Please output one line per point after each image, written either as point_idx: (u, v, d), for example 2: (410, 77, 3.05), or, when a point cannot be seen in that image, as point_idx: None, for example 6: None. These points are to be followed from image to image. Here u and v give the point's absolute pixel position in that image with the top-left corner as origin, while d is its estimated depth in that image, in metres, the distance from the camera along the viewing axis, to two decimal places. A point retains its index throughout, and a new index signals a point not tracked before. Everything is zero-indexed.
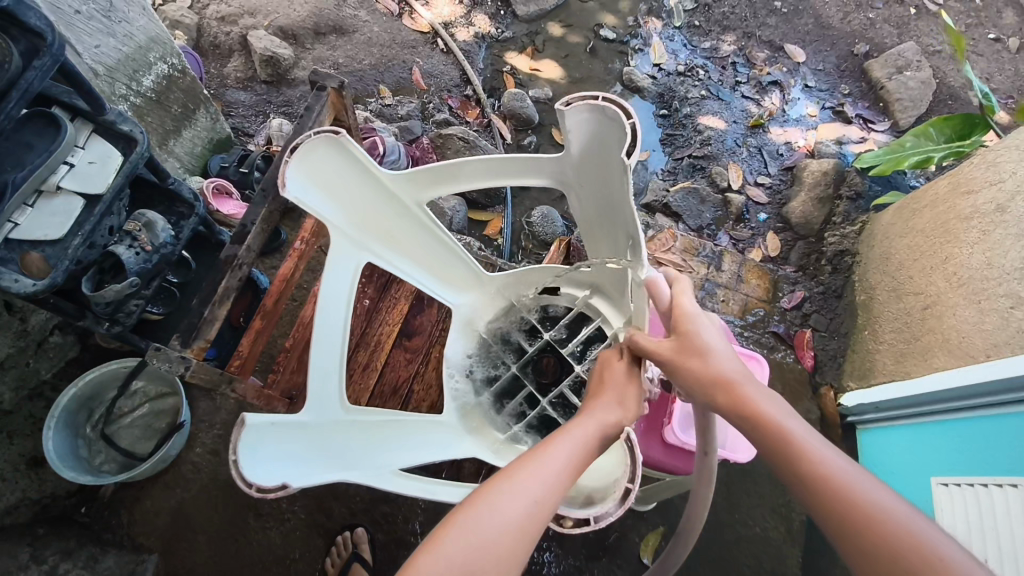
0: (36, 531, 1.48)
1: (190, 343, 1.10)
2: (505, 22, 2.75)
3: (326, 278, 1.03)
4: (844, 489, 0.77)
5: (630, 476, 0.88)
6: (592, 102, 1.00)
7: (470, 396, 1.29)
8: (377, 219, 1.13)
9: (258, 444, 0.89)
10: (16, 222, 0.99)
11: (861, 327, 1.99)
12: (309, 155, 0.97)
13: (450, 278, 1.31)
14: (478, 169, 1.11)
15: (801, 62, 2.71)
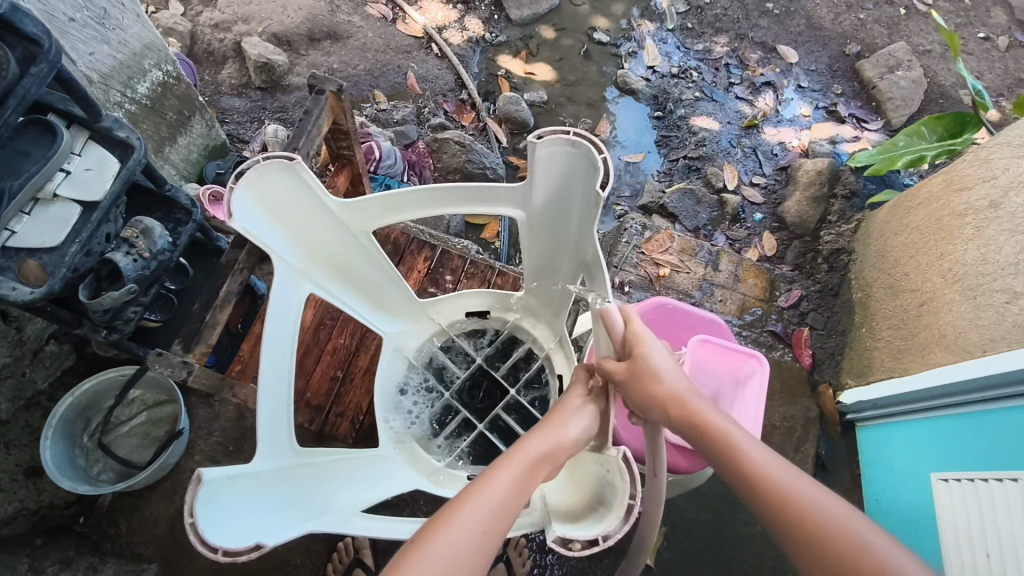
0: (34, 542, 1.46)
1: (192, 347, 1.10)
2: (499, 26, 2.76)
3: (266, 311, 0.96)
4: (801, 506, 0.78)
5: (631, 493, 0.81)
6: (562, 138, 0.92)
7: (402, 427, 1.25)
8: (321, 246, 1.09)
9: (213, 507, 0.79)
10: (12, 229, 0.99)
11: (858, 325, 2.00)
12: (256, 181, 0.93)
13: (389, 305, 1.29)
14: (434, 201, 1.04)
15: (794, 63, 2.73)
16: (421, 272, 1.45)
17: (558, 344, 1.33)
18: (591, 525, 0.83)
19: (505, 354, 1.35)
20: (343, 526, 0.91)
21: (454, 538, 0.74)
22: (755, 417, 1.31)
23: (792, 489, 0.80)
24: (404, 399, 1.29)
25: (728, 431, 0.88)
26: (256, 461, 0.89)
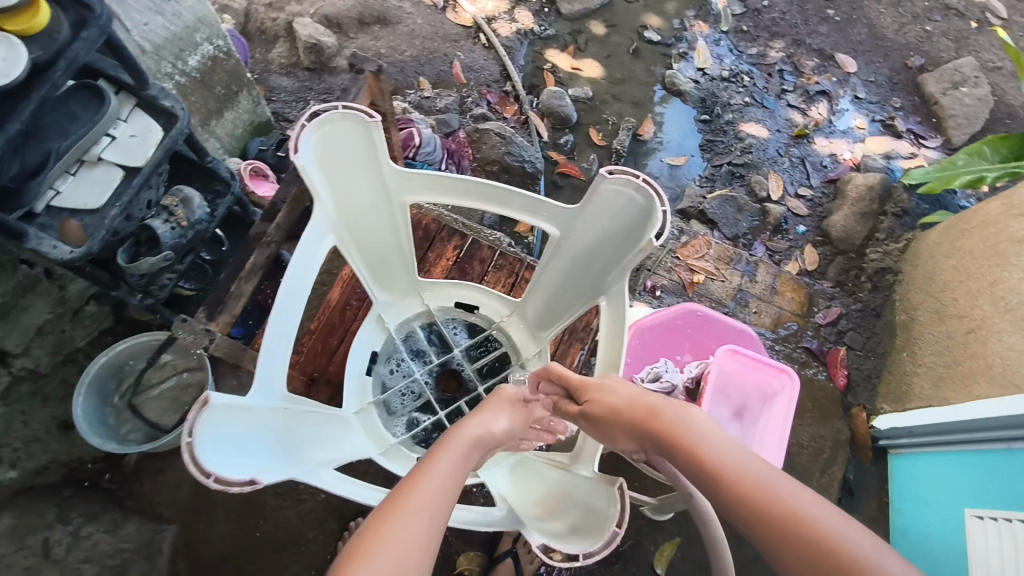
0: (63, 492, 1.53)
1: (216, 315, 1.12)
2: (548, 19, 2.74)
3: (294, 259, 0.88)
4: (754, 486, 0.74)
5: (616, 519, 0.82)
6: (629, 180, 0.80)
7: (364, 395, 1.18)
8: (354, 207, 1.00)
9: (208, 432, 0.75)
10: (59, 189, 1.03)
11: (899, 348, 1.93)
12: (327, 126, 0.87)
13: (387, 277, 1.20)
14: (481, 189, 0.93)
15: (852, 72, 2.63)
16: (450, 260, 1.42)
17: (539, 354, 1.23)
18: (573, 540, 0.84)
19: (483, 350, 1.27)
20: (326, 483, 0.88)
21: (403, 537, 0.68)
22: (781, 435, 1.25)
23: (742, 470, 0.76)
24: (371, 375, 1.21)
25: (678, 423, 0.86)
26: (251, 396, 0.85)
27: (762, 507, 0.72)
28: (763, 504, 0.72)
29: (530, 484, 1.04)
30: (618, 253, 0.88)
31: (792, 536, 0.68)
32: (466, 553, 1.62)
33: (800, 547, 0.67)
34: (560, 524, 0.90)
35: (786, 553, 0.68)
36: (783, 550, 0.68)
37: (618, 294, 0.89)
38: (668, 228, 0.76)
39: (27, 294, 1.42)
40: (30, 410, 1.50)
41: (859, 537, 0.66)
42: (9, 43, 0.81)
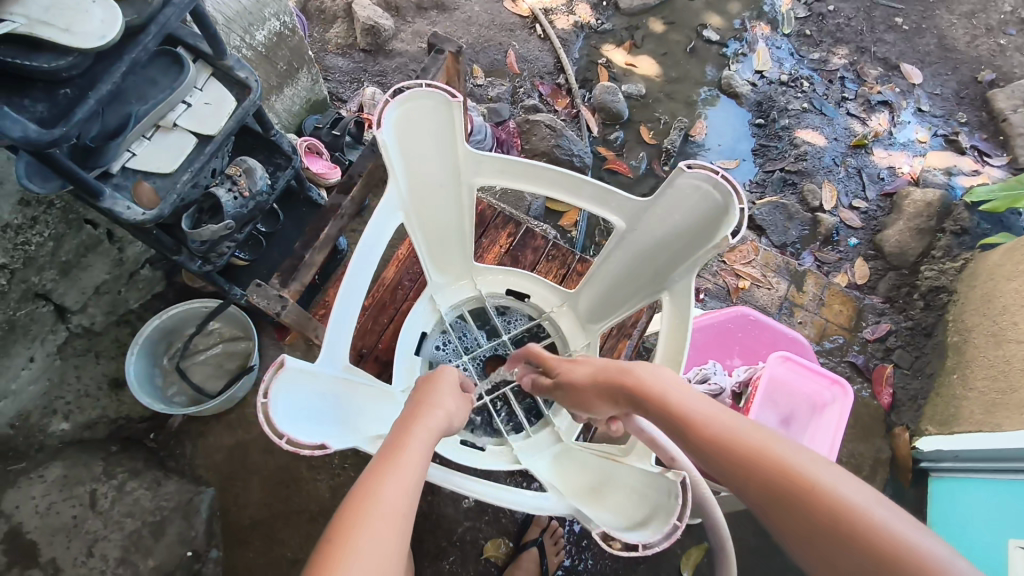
0: (109, 448, 1.57)
1: (289, 284, 1.14)
2: (605, 14, 2.70)
3: (365, 233, 0.90)
4: (734, 441, 0.68)
5: (678, 513, 0.79)
6: (710, 176, 0.78)
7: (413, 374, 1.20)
8: (422, 186, 1.01)
9: (283, 394, 0.78)
10: (133, 152, 1.06)
11: (949, 370, 1.87)
12: (409, 104, 0.88)
13: (443, 258, 1.20)
14: (552, 175, 0.93)
15: (917, 84, 2.55)
16: (502, 247, 1.42)
17: (587, 346, 1.22)
18: (636, 528, 0.83)
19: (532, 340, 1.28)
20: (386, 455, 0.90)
21: (376, 542, 0.59)
22: (831, 445, 1.23)
23: (721, 426, 0.71)
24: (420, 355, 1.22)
25: (648, 380, 0.84)
26: (319, 363, 0.88)
27: (740, 460, 0.66)
28: (743, 458, 0.66)
29: (583, 469, 1.03)
30: (688, 249, 0.87)
31: (777, 486, 0.62)
32: (493, 540, 1.64)
33: (786, 497, 0.61)
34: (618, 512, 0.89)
35: (774, 507, 0.62)
36: (750, 484, 0.65)
37: (684, 291, 0.89)
38: (745, 226, 0.74)
39: (89, 254, 1.47)
40: (83, 365, 1.56)
41: (843, 480, 0.59)
42: (107, 5, 0.82)
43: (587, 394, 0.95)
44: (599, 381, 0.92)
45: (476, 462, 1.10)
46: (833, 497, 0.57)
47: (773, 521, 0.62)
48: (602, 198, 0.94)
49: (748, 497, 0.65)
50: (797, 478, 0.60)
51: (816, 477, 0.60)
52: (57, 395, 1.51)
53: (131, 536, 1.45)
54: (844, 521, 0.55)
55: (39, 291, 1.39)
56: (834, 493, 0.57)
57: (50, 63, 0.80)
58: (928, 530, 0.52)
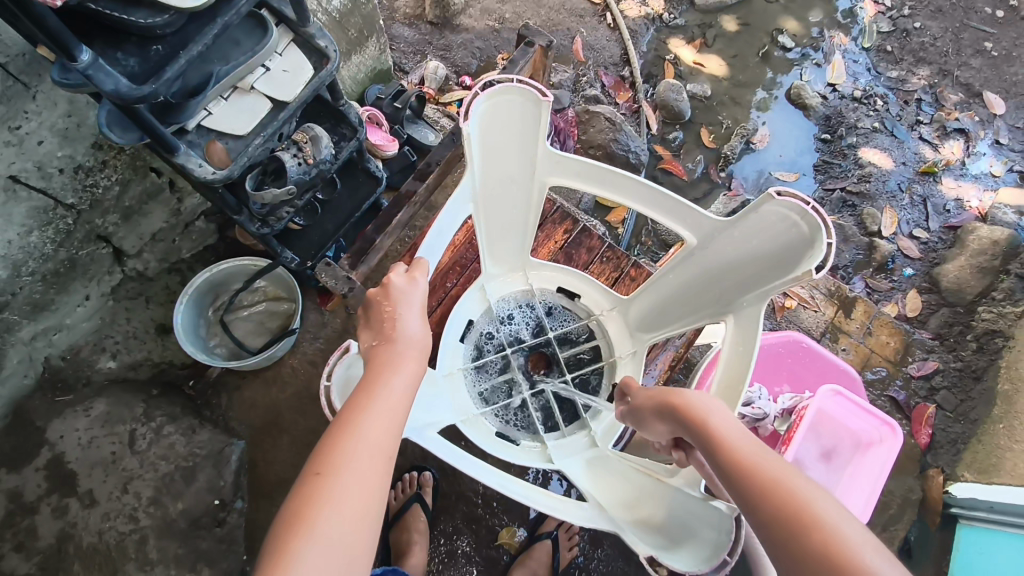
0: (150, 391, 1.61)
1: (358, 267, 1.35)
2: (680, 7, 2.61)
3: (441, 218, 0.94)
4: (766, 475, 0.69)
5: (728, 549, 0.81)
6: (799, 207, 0.80)
7: (458, 364, 1.21)
8: (495, 180, 1.03)
9: (347, 377, 0.97)
10: (210, 111, 1.07)
11: (997, 419, 1.81)
12: (499, 100, 0.90)
13: (501, 252, 1.21)
14: (630, 184, 0.95)
15: (998, 114, 2.43)
16: (557, 243, 1.40)
17: (633, 355, 1.22)
18: (681, 555, 0.85)
19: (578, 340, 1.28)
20: (435, 448, 0.94)
21: (360, 478, 0.68)
22: (872, 486, 1.25)
23: (756, 460, 0.72)
24: (464, 342, 1.23)
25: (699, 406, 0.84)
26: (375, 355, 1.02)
27: (765, 496, 0.67)
28: (773, 498, 0.66)
29: (621, 481, 1.03)
30: (763, 276, 0.89)
31: (796, 532, 0.63)
32: (508, 528, 1.64)
33: (803, 546, 0.62)
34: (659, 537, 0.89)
35: (786, 547, 0.63)
36: (768, 525, 0.66)
37: (752, 317, 0.90)
38: (833, 260, 0.76)
39: (150, 202, 1.49)
40: (134, 308, 1.60)
41: (862, 540, 0.60)
42: None
43: (647, 414, 0.94)
44: (659, 401, 0.91)
45: (508, 455, 1.12)
46: (850, 557, 0.59)
47: (781, 559, 0.64)
48: (675, 212, 0.95)
49: (764, 533, 0.67)
50: (819, 528, 0.61)
51: (835, 531, 0.61)
52: (106, 333, 1.57)
53: (164, 478, 1.49)
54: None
55: (100, 233, 1.43)
56: (851, 553, 0.59)
57: (147, 20, 0.82)
58: None
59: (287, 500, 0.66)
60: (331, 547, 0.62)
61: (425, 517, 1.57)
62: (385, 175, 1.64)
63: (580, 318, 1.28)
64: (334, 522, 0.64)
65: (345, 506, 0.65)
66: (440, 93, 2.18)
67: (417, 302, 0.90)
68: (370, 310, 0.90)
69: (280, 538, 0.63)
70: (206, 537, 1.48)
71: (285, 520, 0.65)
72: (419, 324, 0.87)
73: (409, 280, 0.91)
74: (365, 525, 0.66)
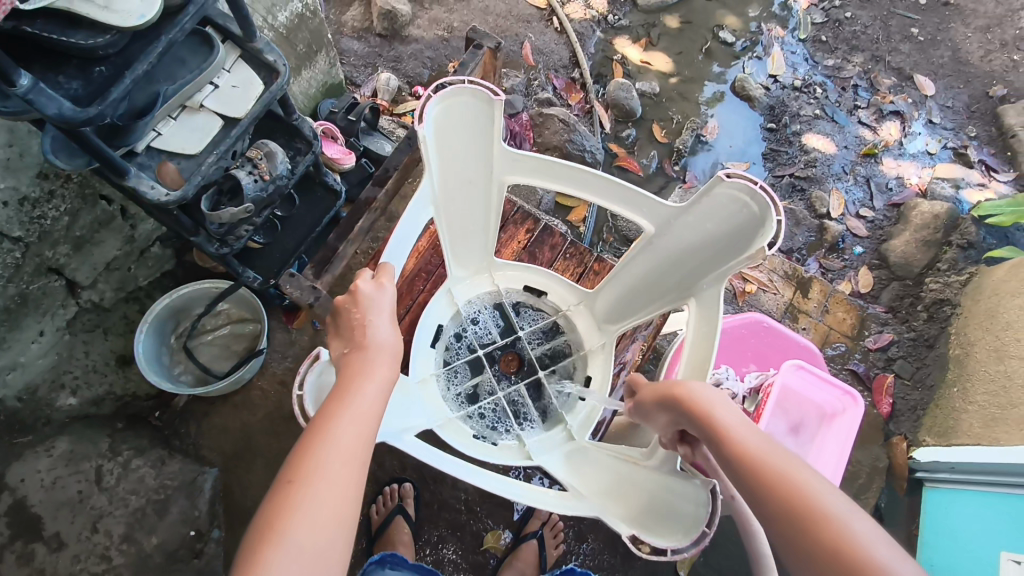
0: (115, 425, 1.56)
1: (322, 275, 1.30)
2: (623, 9, 2.67)
3: (402, 222, 0.95)
4: (774, 473, 0.71)
5: (707, 521, 0.84)
6: (747, 186, 0.83)
7: (431, 368, 1.22)
8: (454, 182, 1.04)
9: (321, 384, 0.97)
10: (159, 132, 1.05)
11: (950, 383, 1.90)
12: (453, 100, 0.91)
13: (465, 254, 1.23)
14: (587, 178, 0.97)
15: (929, 95, 2.55)
16: (520, 243, 1.43)
17: (602, 347, 1.25)
18: (661, 530, 0.89)
19: (547, 337, 1.29)
20: (415, 451, 0.94)
21: (331, 487, 0.68)
22: (839, 456, 1.30)
23: (763, 455, 0.74)
24: (435, 347, 1.24)
25: (699, 393, 0.84)
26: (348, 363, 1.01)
27: (774, 494, 0.70)
28: (786, 495, 0.69)
29: (594, 466, 1.06)
30: (719, 258, 0.92)
31: (810, 530, 0.66)
32: (493, 531, 1.64)
33: (818, 543, 0.65)
34: (636, 514, 0.92)
35: (801, 543, 0.67)
36: (783, 524, 0.69)
37: (713, 298, 0.93)
38: (783, 236, 0.79)
39: (102, 230, 1.44)
40: (92, 340, 1.55)
41: (873, 537, 0.64)
42: None
43: (646, 406, 0.94)
44: (657, 391, 0.91)
45: (486, 455, 1.13)
46: (863, 555, 0.62)
47: (795, 554, 0.67)
48: (633, 203, 0.98)
49: (775, 530, 0.70)
50: (830, 529, 0.65)
51: (847, 531, 0.65)
52: (65, 369, 1.51)
53: (135, 513, 1.45)
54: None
55: (52, 266, 1.38)
56: (863, 553, 0.62)
57: (86, 41, 0.80)
58: None
59: (262, 509, 0.67)
60: (304, 555, 0.64)
61: (408, 529, 1.54)
62: (344, 188, 1.63)
63: (548, 315, 1.30)
64: (308, 531, 0.65)
65: (316, 515, 0.66)
66: (394, 104, 2.18)
67: (385, 303, 0.90)
68: (340, 318, 0.90)
69: (252, 548, 0.64)
70: (183, 570, 1.45)
71: (257, 530, 0.65)
72: (390, 329, 0.87)
73: (377, 286, 0.90)
74: (336, 531, 0.67)
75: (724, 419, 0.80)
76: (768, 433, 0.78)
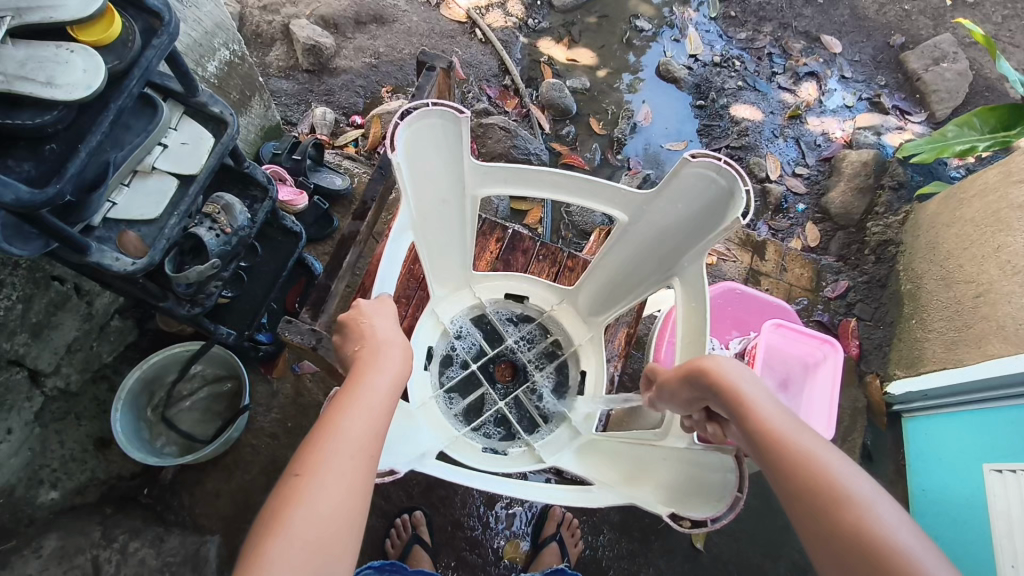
0: (104, 510, 1.49)
1: (320, 316, 1.16)
2: (541, 12, 2.73)
3: (386, 250, 0.95)
4: (800, 455, 0.73)
5: (738, 486, 0.85)
6: (711, 164, 0.87)
7: (428, 392, 1.22)
8: (427, 204, 1.05)
9: None
10: (114, 202, 1.03)
11: (907, 316, 2.02)
12: (419, 124, 0.92)
13: (444, 272, 1.24)
14: (559, 179, 0.99)
15: (837, 53, 2.71)
16: (492, 254, 1.45)
17: (591, 339, 1.29)
18: (698, 503, 0.90)
19: (537, 340, 1.31)
20: (439, 474, 0.94)
21: (338, 475, 0.70)
22: (830, 400, 1.36)
23: (789, 437, 0.76)
24: (429, 370, 1.24)
25: (727, 372, 0.86)
26: None
27: (798, 473, 0.72)
28: (810, 476, 0.71)
29: (620, 455, 1.07)
30: (696, 235, 0.96)
31: (832, 512, 0.68)
32: (512, 542, 1.65)
33: (836, 524, 0.67)
34: (675, 495, 0.93)
35: (820, 523, 0.68)
36: (805, 501, 0.70)
37: (696, 275, 0.97)
38: (755, 204, 0.83)
39: (58, 312, 1.37)
40: (65, 428, 1.47)
41: (897, 522, 0.64)
42: (86, 54, 0.79)
43: (669, 386, 0.95)
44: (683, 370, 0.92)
45: (500, 467, 1.13)
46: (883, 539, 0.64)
47: (814, 533, 0.69)
48: (605, 197, 1.01)
49: (796, 507, 0.72)
50: (853, 511, 0.66)
51: (869, 513, 0.66)
52: (41, 463, 1.42)
53: None
54: (886, 562, 0.62)
55: (12, 357, 1.30)
56: (883, 535, 0.64)
57: (33, 120, 0.78)
58: None
59: (269, 500, 0.69)
60: (308, 540, 0.64)
61: (428, 556, 1.53)
62: (304, 230, 1.62)
63: (534, 318, 1.32)
64: (314, 519, 0.66)
65: (320, 501, 0.67)
66: (335, 137, 2.17)
67: (387, 312, 0.95)
68: (344, 334, 0.94)
69: (256, 538, 0.64)
70: None
71: (266, 517, 0.67)
72: (394, 329, 0.92)
73: (377, 301, 0.95)
74: (345, 517, 0.68)
75: (752, 400, 0.81)
76: (795, 418, 0.79)
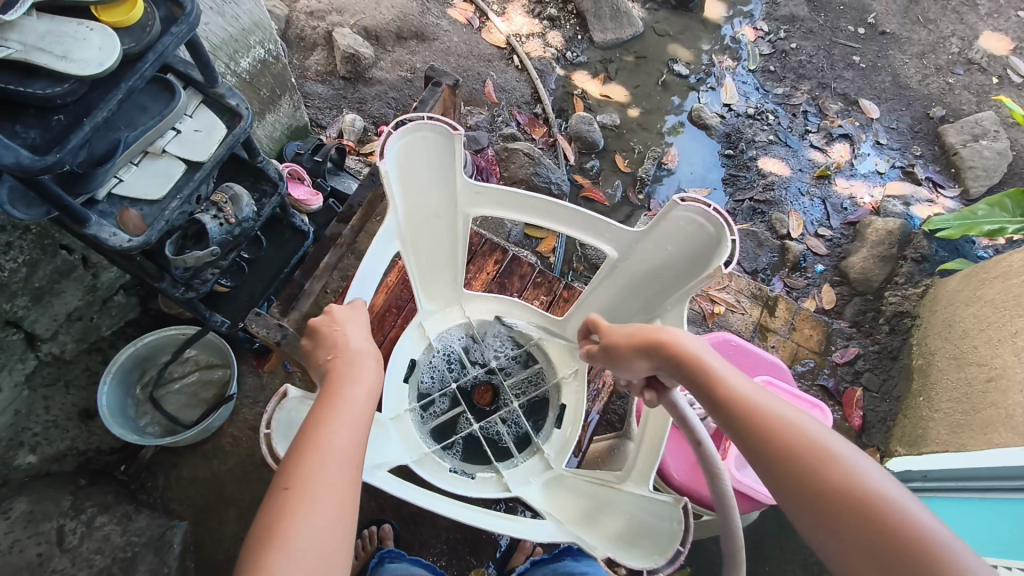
0: (77, 481, 1.50)
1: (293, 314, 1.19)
2: (581, 46, 2.77)
3: (367, 254, 0.97)
4: (774, 418, 0.73)
5: (681, 538, 0.84)
6: (701, 210, 0.86)
7: (404, 405, 1.20)
8: (419, 215, 1.06)
9: (290, 420, 0.97)
10: (120, 178, 1.05)
11: (915, 393, 1.95)
12: (412, 135, 0.94)
13: (433, 284, 1.25)
14: (548, 206, 0.99)
15: (874, 119, 2.68)
16: (490, 274, 1.46)
17: (575, 374, 1.25)
18: (637, 553, 0.87)
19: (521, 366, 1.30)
20: (389, 488, 0.92)
21: (331, 487, 0.69)
22: None
23: (758, 402, 0.75)
24: (408, 383, 1.23)
25: (685, 341, 0.84)
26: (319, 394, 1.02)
27: (774, 436, 0.72)
28: (787, 439, 0.71)
29: (575, 497, 1.05)
30: (682, 279, 0.94)
31: (814, 469, 0.68)
32: (476, 570, 1.59)
33: (821, 480, 0.67)
34: (618, 541, 0.91)
35: (801, 480, 0.68)
36: (782, 463, 0.70)
37: (676, 318, 0.96)
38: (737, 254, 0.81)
39: (63, 280, 1.40)
40: (53, 395, 1.49)
41: (875, 472, 0.67)
42: (104, 33, 0.82)
43: (620, 353, 0.92)
44: (635, 339, 0.89)
45: (462, 488, 1.10)
46: (867, 490, 0.65)
47: (794, 491, 0.69)
48: (595, 231, 1.01)
49: (776, 473, 0.71)
50: (836, 465, 0.67)
51: (853, 468, 0.67)
52: (24, 426, 1.44)
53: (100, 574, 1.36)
54: (876, 512, 0.63)
55: (10, 318, 1.32)
56: (869, 487, 0.65)
57: (45, 90, 0.81)
58: (949, 530, 0.61)
59: (259, 515, 0.67)
60: (307, 556, 0.64)
61: None
62: (312, 229, 1.64)
63: (521, 343, 1.31)
64: (310, 534, 0.65)
65: (316, 515, 0.66)
66: (361, 144, 2.21)
67: (360, 320, 0.95)
68: (316, 338, 0.93)
69: (253, 556, 0.63)
70: None
71: (257, 537, 0.65)
72: (366, 338, 0.91)
73: (352, 307, 0.96)
74: (337, 530, 0.67)
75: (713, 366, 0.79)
76: (757, 382, 0.79)
